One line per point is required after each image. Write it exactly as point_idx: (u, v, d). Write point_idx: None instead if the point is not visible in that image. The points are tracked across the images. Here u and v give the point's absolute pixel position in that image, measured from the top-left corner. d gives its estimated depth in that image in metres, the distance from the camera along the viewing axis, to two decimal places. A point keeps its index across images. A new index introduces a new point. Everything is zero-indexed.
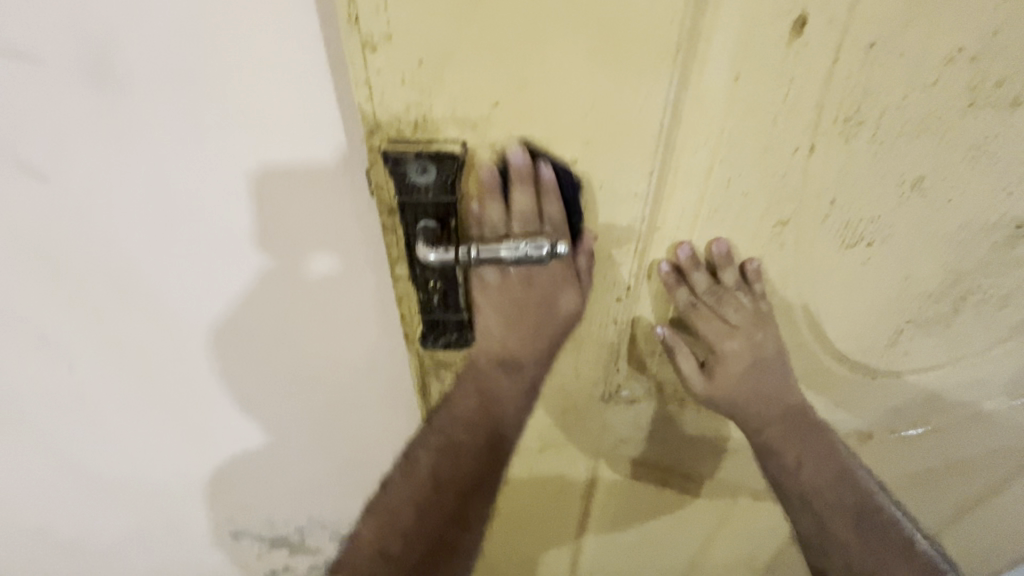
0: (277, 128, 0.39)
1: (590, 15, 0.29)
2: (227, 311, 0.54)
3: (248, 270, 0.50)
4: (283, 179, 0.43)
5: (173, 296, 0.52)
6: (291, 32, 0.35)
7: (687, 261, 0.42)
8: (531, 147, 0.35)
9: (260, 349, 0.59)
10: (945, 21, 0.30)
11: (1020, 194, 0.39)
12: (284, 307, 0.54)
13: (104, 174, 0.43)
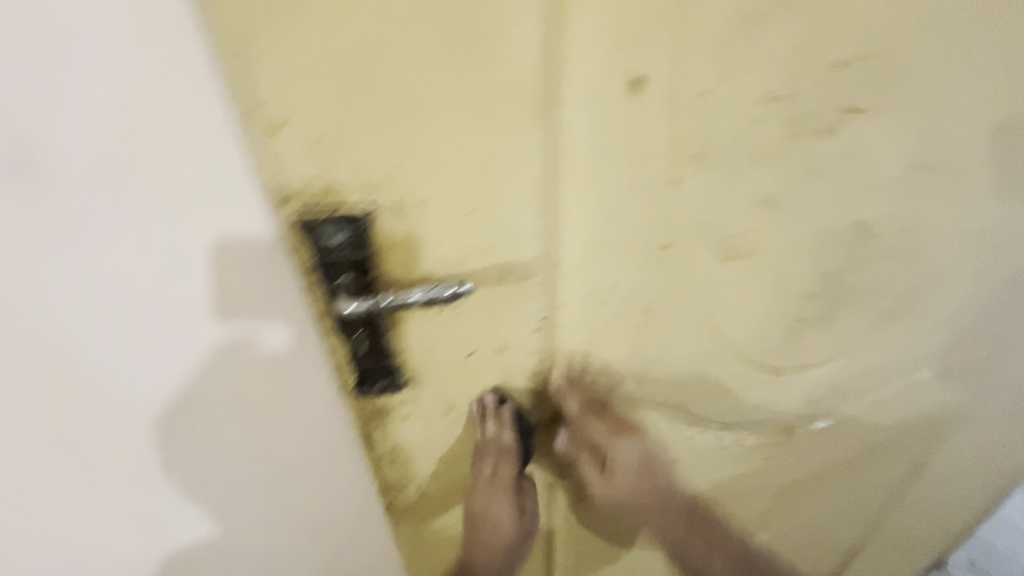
0: (198, 199, 0.43)
1: (463, 85, 0.35)
2: (161, 383, 0.54)
3: (181, 338, 0.52)
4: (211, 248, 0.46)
5: (110, 375, 0.53)
6: (209, 119, 0.40)
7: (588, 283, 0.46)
8: (431, 201, 0.39)
9: (201, 419, 0.59)
10: (752, 71, 0.38)
11: (857, 201, 0.46)
12: (222, 370, 0.55)
13: (28, 262, 0.44)
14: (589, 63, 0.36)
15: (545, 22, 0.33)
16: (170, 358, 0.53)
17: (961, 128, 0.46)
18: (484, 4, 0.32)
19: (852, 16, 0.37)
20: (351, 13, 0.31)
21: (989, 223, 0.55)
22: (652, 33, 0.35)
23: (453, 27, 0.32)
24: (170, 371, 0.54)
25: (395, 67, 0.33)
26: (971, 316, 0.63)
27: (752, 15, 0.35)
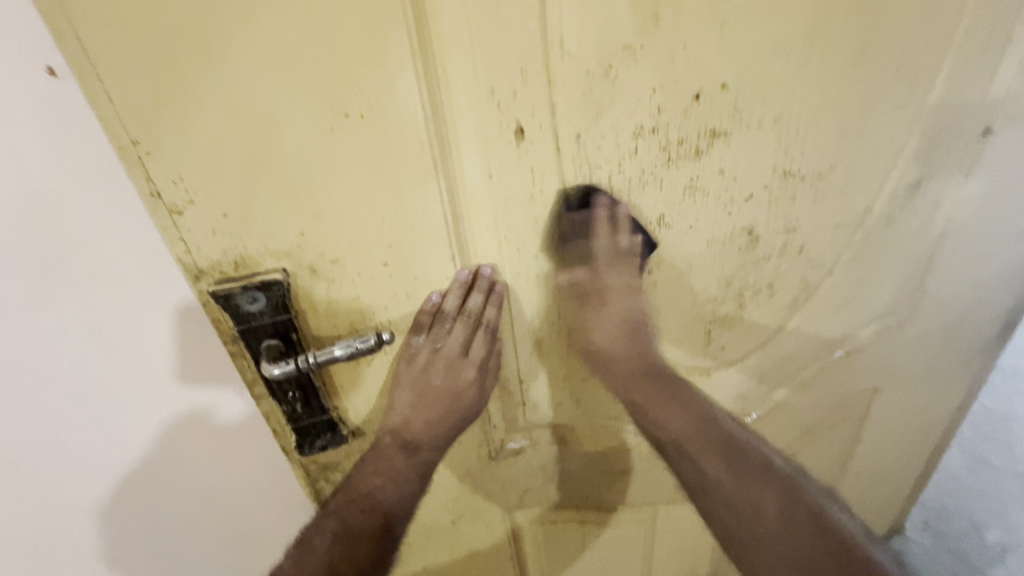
0: (116, 270, 0.44)
1: (356, 151, 0.37)
2: (97, 452, 0.54)
3: (112, 407, 0.52)
4: (141, 328, 0.47)
5: (50, 458, 0.53)
6: (130, 205, 0.42)
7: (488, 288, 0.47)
8: (344, 259, 0.41)
9: (146, 495, 0.59)
10: (621, 110, 0.42)
11: (742, 210, 0.51)
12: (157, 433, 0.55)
13: None
14: (471, 119, 0.40)
15: (425, 88, 0.37)
16: (103, 426, 0.53)
17: (831, 136, 0.50)
18: (365, 74, 0.35)
19: (702, 54, 0.41)
20: (240, 97, 0.34)
21: (889, 215, 0.58)
22: (523, 87, 0.39)
23: (339, 97, 0.35)
24: (105, 441, 0.54)
25: (291, 139, 0.36)
26: (889, 302, 0.66)
27: (611, 64, 0.40)
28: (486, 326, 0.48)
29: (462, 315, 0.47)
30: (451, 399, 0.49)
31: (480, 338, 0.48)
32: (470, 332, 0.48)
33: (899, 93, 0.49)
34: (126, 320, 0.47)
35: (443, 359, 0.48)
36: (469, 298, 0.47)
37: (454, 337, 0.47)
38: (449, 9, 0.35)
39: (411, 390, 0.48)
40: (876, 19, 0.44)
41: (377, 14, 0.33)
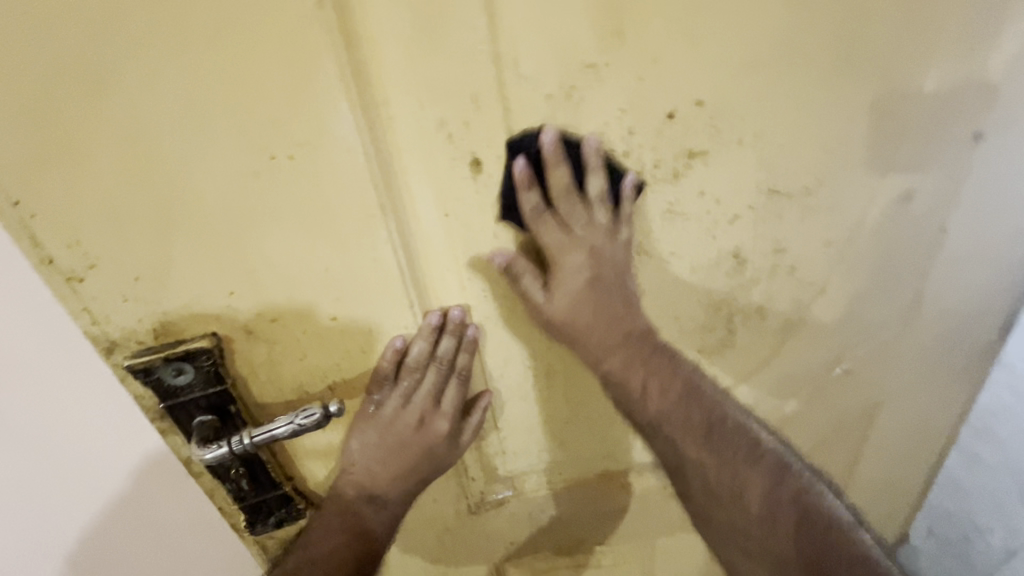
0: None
1: (289, 199, 0.33)
2: (21, 487, 0.52)
3: (25, 444, 0.49)
4: (45, 397, 0.46)
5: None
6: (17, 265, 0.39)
7: (459, 325, 0.42)
8: (283, 317, 0.36)
9: (85, 547, 0.58)
10: (589, 135, 0.38)
11: (726, 233, 0.47)
12: (77, 471, 0.52)
13: None
14: (420, 153, 0.35)
15: (363, 122, 0.32)
16: (23, 463, 0.50)
17: (816, 150, 0.46)
18: (290, 112, 0.30)
19: (673, 70, 0.37)
20: (142, 146, 0.29)
21: (882, 228, 0.54)
22: (476, 115, 0.35)
23: (264, 139, 0.31)
24: (28, 476, 0.51)
25: (209, 190, 0.31)
26: (885, 316, 0.63)
27: (573, 85, 0.36)
28: (459, 374, 0.44)
29: (433, 362, 0.43)
30: (421, 453, 0.45)
31: (453, 387, 0.44)
32: (441, 379, 0.44)
33: (886, 100, 0.46)
34: (29, 387, 0.45)
35: (412, 409, 0.44)
36: (441, 342, 0.42)
37: (424, 386, 0.43)
38: (385, 33, 0.31)
39: (375, 443, 0.44)
40: (861, 23, 0.41)
41: (298, 42, 0.29)
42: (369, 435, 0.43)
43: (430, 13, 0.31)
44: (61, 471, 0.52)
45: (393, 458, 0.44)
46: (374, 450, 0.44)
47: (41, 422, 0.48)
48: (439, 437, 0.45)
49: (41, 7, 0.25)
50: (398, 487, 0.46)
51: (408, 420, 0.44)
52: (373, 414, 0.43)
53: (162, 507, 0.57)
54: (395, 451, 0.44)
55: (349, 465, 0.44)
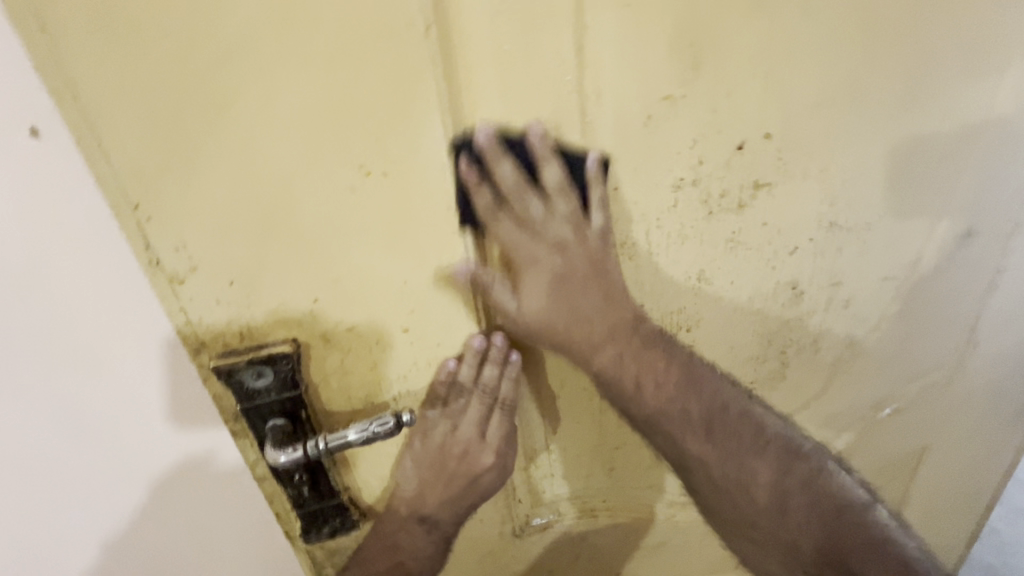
0: (86, 303, 0.39)
1: (378, 213, 0.34)
2: (69, 495, 0.50)
3: (85, 449, 0.47)
4: (117, 391, 0.44)
5: (50, 530, 0.52)
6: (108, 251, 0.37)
7: (502, 352, 0.42)
8: (360, 327, 0.38)
9: (131, 560, 0.56)
10: (661, 164, 0.39)
11: (785, 265, 0.48)
12: (133, 475, 0.50)
13: None
14: (502, 174, 0.37)
15: (453, 142, 0.34)
16: (77, 468, 0.48)
17: (878, 187, 0.47)
18: (389, 130, 0.32)
19: (745, 104, 0.39)
20: (253, 157, 0.31)
21: (939, 265, 0.54)
22: (557, 140, 0.37)
23: (362, 156, 0.32)
24: (77, 482, 0.49)
25: (306, 201, 0.33)
26: (938, 357, 0.62)
27: (650, 115, 0.37)
28: (503, 405, 0.44)
29: (477, 392, 0.43)
30: (466, 480, 0.46)
31: (497, 418, 0.44)
32: (486, 411, 0.44)
33: (948, 140, 0.47)
34: (101, 382, 0.43)
35: (457, 436, 0.44)
36: (484, 372, 0.42)
37: (468, 416, 0.44)
38: (481, 61, 0.33)
39: (425, 469, 0.45)
40: (925, 66, 0.42)
41: (405, 67, 0.31)
42: (419, 458, 0.45)
43: (524, 43, 0.33)
44: (117, 476, 0.49)
45: (440, 482, 0.45)
46: (423, 473, 0.45)
47: (106, 425, 0.46)
48: (483, 467, 0.45)
49: (181, 26, 0.27)
50: (445, 509, 0.47)
51: (453, 447, 0.44)
52: (422, 437, 0.44)
53: (206, 526, 0.55)
54: (443, 476, 0.45)
55: (401, 485, 0.45)
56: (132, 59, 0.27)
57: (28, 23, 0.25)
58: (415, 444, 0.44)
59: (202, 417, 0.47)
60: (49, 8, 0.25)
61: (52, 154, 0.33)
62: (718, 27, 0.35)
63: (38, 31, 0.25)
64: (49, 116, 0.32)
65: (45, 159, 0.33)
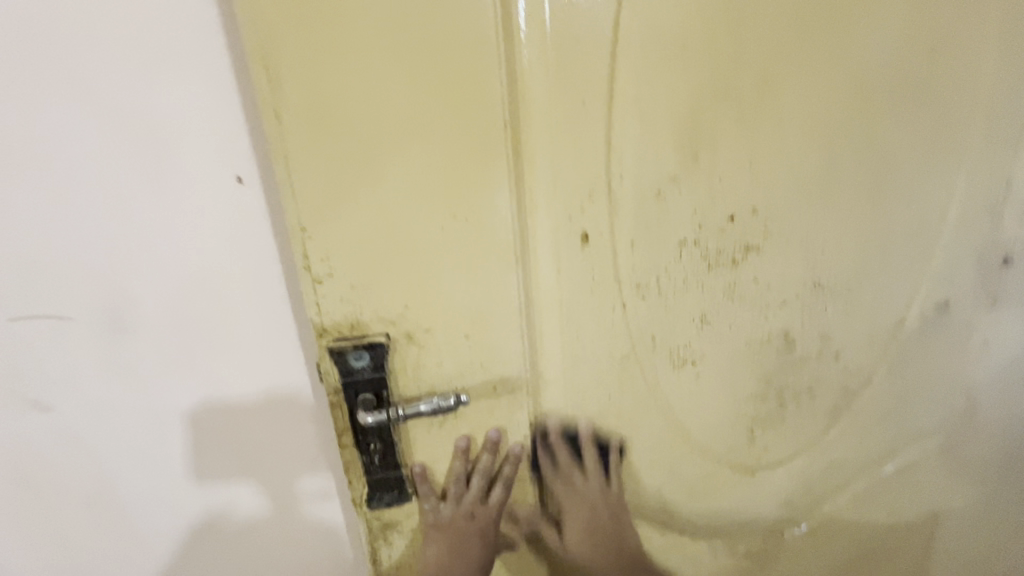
0: (266, 298, 0.58)
1: (457, 245, 0.48)
2: (179, 438, 0.65)
3: (202, 401, 0.63)
4: (270, 368, 0.62)
5: (182, 473, 0.67)
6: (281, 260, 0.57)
7: (496, 441, 0.56)
8: (434, 329, 0.51)
9: (223, 511, 0.71)
10: (668, 226, 0.52)
11: (776, 314, 0.58)
12: (230, 422, 0.65)
13: (145, 378, 0.61)
14: (548, 225, 0.51)
15: (515, 200, 0.48)
16: (213, 418, 0.64)
17: (856, 257, 0.57)
18: (473, 189, 0.47)
19: (735, 185, 0.52)
20: (381, 201, 0.46)
21: (921, 330, 0.62)
22: (590, 204, 0.50)
23: (453, 205, 0.47)
24: (190, 430, 0.65)
25: (411, 234, 0.47)
26: (936, 418, 0.67)
27: (660, 189, 0.51)
28: (499, 478, 0.57)
29: (478, 471, 0.56)
30: (475, 543, 0.58)
31: (497, 490, 0.57)
32: (486, 485, 0.57)
33: (914, 223, 0.57)
34: (254, 354, 0.61)
35: (465, 508, 0.56)
36: (481, 456, 0.56)
37: (472, 492, 0.56)
38: (539, 147, 0.48)
39: (443, 539, 0.56)
40: (882, 164, 0.54)
41: (488, 149, 0.46)
42: (437, 529, 0.56)
43: (570, 136, 0.48)
44: (215, 423, 0.65)
45: (454, 549, 0.57)
46: (442, 542, 0.57)
47: (215, 377, 0.62)
48: (487, 531, 0.58)
49: (353, 119, 0.43)
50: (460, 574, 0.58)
51: (466, 518, 0.56)
52: (437, 511, 0.56)
53: (289, 486, 0.70)
54: (456, 541, 0.57)
55: (423, 552, 0.57)
56: (323, 137, 0.43)
57: (270, 113, 0.42)
58: (432, 518, 0.56)
59: (315, 396, 0.64)
60: (284, 105, 0.42)
61: (247, 193, 0.54)
62: (710, 132, 0.50)
63: (275, 118, 0.43)
64: (249, 171, 0.53)
65: (240, 198, 0.54)
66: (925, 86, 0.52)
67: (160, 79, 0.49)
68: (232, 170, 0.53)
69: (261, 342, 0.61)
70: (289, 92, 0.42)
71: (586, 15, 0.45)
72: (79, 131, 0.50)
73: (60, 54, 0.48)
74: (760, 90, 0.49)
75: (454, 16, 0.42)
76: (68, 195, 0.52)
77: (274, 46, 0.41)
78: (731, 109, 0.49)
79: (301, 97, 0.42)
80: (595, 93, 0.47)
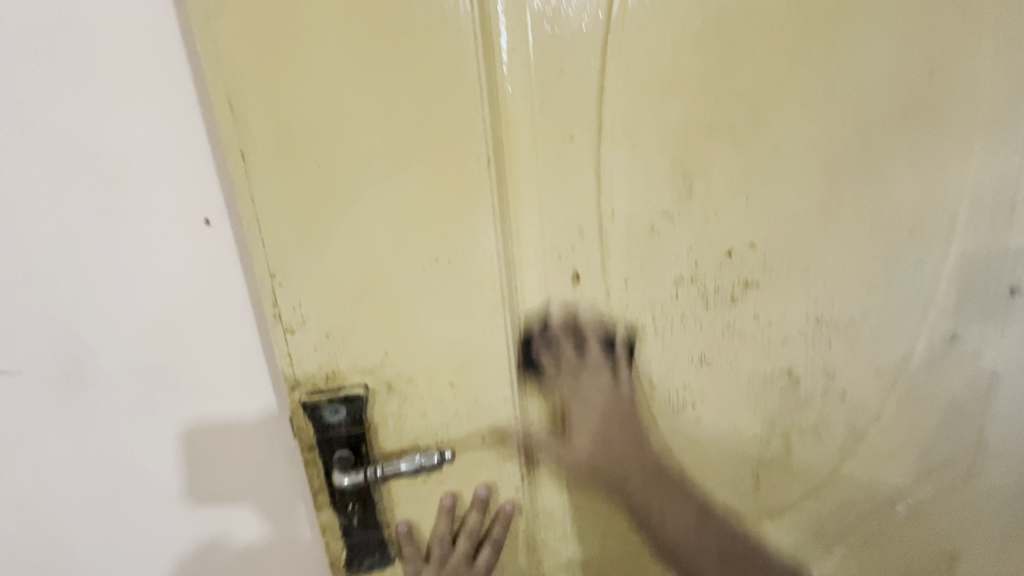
0: (237, 341, 0.55)
1: (440, 288, 0.45)
2: (144, 492, 0.60)
3: (168, 452, 0.59)
4: (241, 414, 0.58)
5: (148, 532, 0.62)
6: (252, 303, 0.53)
7: (485, 499, 0.52)
8: (417, 378, 0.47)
9: (193, 572, 0.65)
10: (664, 264, 0.49)
11: (779, 352, 0.55)
12: (200, 473, 0.60)
13: (104, 430, 0.57)
14: (537, 265, 0.48)
15: (501, 240, 0.45)
16: (181, 469, 0.60)
17: (859, 290, 0.55)
18: (456, 230, 0.44)
19: (731, 219, 0.49)
20: (357, 242, 0.43)
21: (929, 363, 0.60)
22: (580, 241, 0.48)
23: (434, 247, 0.44)
24: (155, 483, 0.60)
25: (390, 277, 0.44)
26: (948, 454, 0.64)
27: (653, 225, 0.48)
28: (489, 538, 0.53)
29: (465, 531, 0.52)
30: None
31: (485, 551, 0.53)
32: (474, 546, 0.53)
33: (917, 255, 0.55)
34: (224, 400, 0.57)
35: (449, 570, 0.52)
36: (469, 514, 0.52)
37: (458, 553, 0.52)
38: (525, 183, 0.46)
39: None
40: (883, 193, 0.52)
41: (472, 186, 0.43)
42: None
43: (558, 173, 0.46)
44: (184, 473, 0.60)
45: None
46: None
47: (184, 426, 0.58)
48: None
49: (325, 155, 0.40)
50: None
51: None
52: (419, 573, 0.52)
53: (266, 537, 0.65)
54: None
55: None
56: (292, 179, 0.41)
57: (235, 154, 0.40)
58: None
59: (291, 444, 0.60)
60: (251, 144, 0.40)
61: (216, 235, 0.50)
62: (704, 165, 0.47)
63: (240, 158, 0.40)
64: (218, 212, 0.50)
65: (208, 240, 0.50)
66: (924, 114, 0.51)
67: (122, 119, 0.46)
68: (200, 212, 0.49)
69: (231, 387, 0.57)
70: (256, 131, 0.39)
71: (570, 49, 0.43)
72: (34, 174, 0.47)
73: (14, 94, 0.45)
74: (755, 121, 0.47)
75: (432, 50, 0.40)
76: (22, 240, 0.49)
77: (240, 83, 0.38)
78: (725, 142, 0.47)
79: (269, 134, 0.39)
80: (583, 127, 0.45)
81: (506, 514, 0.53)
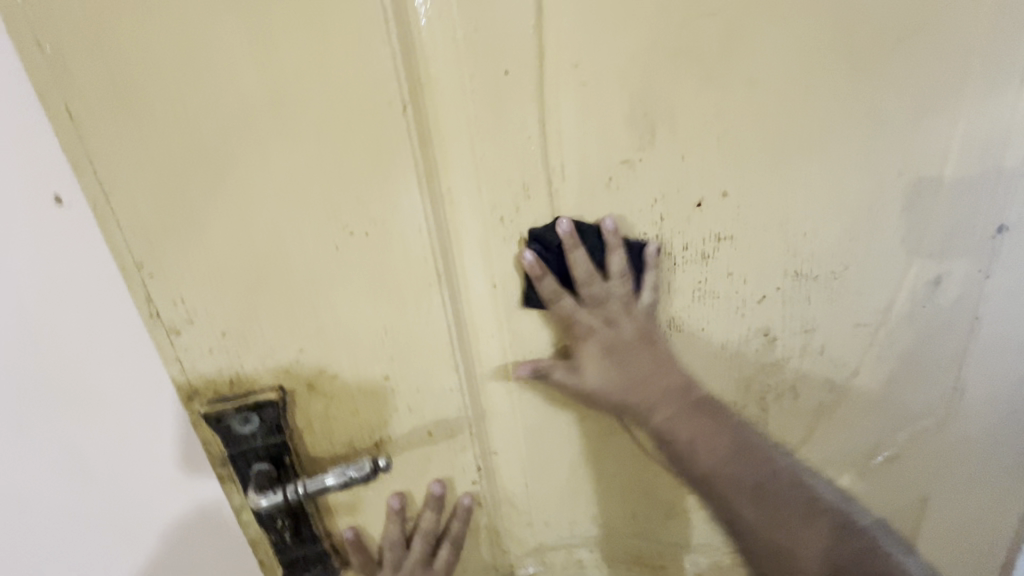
0: (115, 345, 0.45)
1: (358, 267, 0.37)
2: (39, 519, 0.52)
3: (69, 474, 0.50)
4: (136, 427, 0.49)
5: (54, 559, 0.55)
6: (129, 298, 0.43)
7: (441, 497, 0.46)
8: (342, 374, 0.40)
9: None
10: (624, 221, 0.43)
11: (755, 312, 0.50)
12: (101, 494, 0.52)
13: None
14: (477, 230, 0.41)
15: (429, 205, 0.38)
16: (76, 492, 0.51)
17: (841, 238, 0.49)
18: (370, 195, 0.36)
19: (701, 166, 0.42)
20: (244, 216, 0.34)
21: (911, 309, 0.55)
22: (525, 200, 0.40)
23: (344, 217, 0.36)
24: (49, 508, 0.52)
25: (294, 257, 0.36)
26: (926, 402, 0.61)
27: (612, 177, 0.41)
28: (448, 535, 0.48)
29: (419, 532, 0.47)
30: None
31: (444, 549, 0.48)
32: (431, 546, 0.48)
33: (904, 194, 0.50)
34: (116, 412, 0.48)
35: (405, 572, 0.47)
36: (423, 514, 0.47)
37: (414, 555, 0.47)
38: (453, 135, 0.38)
39: None
40: (869, 127, 0.46)
41: (383, 140, 0.35)
42: None
43: (492, 119, 0.37)
44: (83, 497, 0.52)
45: None
46: None
47: (76, 445, 0.49)
48: None
49: (185, 106, 0.31)
50: None
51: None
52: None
53: (193, 558, 0.57)
54: None
55: None
56: (140, 140, 0.31)
57: (58, 109, 0.30)
58: None
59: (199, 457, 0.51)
60: (77, 97, 0.30)
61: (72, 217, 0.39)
62: (669, 102, 0.40)
63: (67, 115, 0.30)
64: (70, 185, 0.38)
65: (62, 224, 0.39)
66: (922, 30, 0.43)
67: None
68: (45, 187, 0.38)
69: (119, 398, 0.47)
70: (82, 77, 0.30)
71: None
72: None
73: None
74: (728, 43, 0.39)
75: None
76: None
77: (48, 11, 0.28)
78: (693, 70, 0.39)
79: (102, 80, 0.30)
80: (520, 59, 0.36)
81: (465, 509, 0.48)
